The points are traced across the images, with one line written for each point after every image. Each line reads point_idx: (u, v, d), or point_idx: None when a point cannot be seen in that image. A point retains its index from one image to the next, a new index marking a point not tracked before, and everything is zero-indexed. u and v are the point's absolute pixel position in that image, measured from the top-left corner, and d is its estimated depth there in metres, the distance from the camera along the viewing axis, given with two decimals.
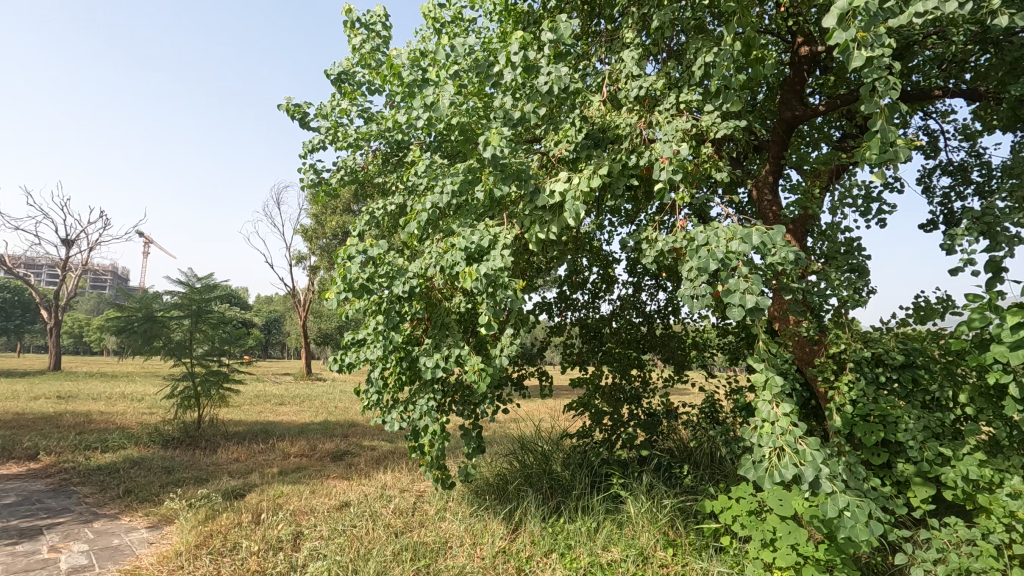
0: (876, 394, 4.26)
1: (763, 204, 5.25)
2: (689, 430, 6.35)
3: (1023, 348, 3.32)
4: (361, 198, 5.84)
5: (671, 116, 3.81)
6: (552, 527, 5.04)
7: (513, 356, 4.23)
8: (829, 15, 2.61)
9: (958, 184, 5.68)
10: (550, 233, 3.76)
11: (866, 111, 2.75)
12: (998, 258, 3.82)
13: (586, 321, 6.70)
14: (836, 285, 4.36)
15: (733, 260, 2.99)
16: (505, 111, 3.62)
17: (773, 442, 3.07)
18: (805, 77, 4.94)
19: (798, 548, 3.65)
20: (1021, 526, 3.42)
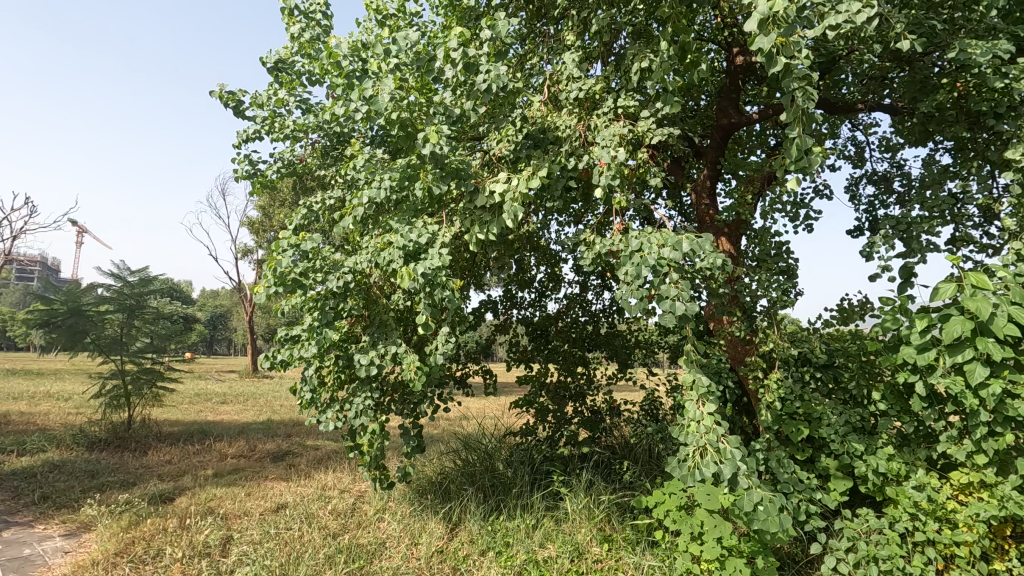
0: (801, 392, 4.46)
1: (701, 208, 5.42)
2: (630, 427, 6.48)
3: (929, 349, 3.57)
4: (301, 191, 5.66)
5: (609, 120, 3.86)
6: (491, 525, 5.05)
7: (451, 355, 4.19)
8: (751, 20, 2.68)
9: (882, 193, 6.01)
10: (488, 233, 3.74)
11: (789, 118, 2.86)
12: (910, 264, 4.09)
13: (533, 320, 6.74)
14: (765, 287, 4.55)
15: (664, 266, 3.05)
16: (444, 107, 3.57)
17: (698, 441, 3.19)
18: (739, 87, 5.14)
19: (723, 541, 3.77)
20: (925, 515, 3.64)
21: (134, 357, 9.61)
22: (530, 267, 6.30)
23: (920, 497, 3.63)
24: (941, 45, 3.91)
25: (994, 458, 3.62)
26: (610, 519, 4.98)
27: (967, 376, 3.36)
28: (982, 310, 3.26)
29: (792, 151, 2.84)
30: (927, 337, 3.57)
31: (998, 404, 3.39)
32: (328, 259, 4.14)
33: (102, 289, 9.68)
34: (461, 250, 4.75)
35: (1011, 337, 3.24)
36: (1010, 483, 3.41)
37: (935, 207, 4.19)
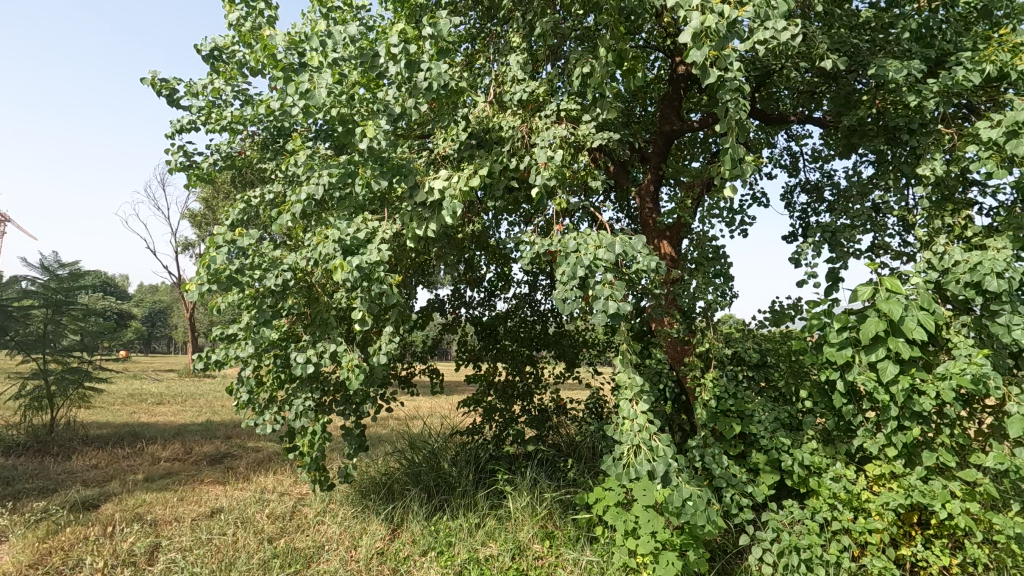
0: (734, 390, 4.64)
1: (644, 212, 5.57)
2: (576, 426, 6.55)
3: (847, 348, 3.81)
4: (241, 184, 5.47)
5: (552, 122, 3.90)
6: (433, 525, 5.04)
7: (393, 354, 4.14)
8: (685, 33, 2.75)
9: (814, 201, 6.33)
10: (430, 232, 3.70)
11: (721, 128, 2.97)
12: (835, 269, 4.34)
13: (481, 320, 6.76)
14: (702, 289, 4.72)
15: (599, 267, 3.12)
16: (384, 104, 3.53)
17: (633, 438, 3.27)
18: (680, 95, 5.32)
19: (656, 535, 3.88)
20: (841, 506, 3.85)
21: (60, 356, 9.01)
22: (479, 266, 6.31)
23: (838, 488, 3.84)
24: (860, 63, 4.16)
25: (903, 451, 3.87)
26: (552, 516, 5.05)
27: (880, 374, 3.61)
28: (892, 312, 3.51)
29: (722, 160, 2.96)
30: (845, 336, 3.82)
31: (907, 400, 3.64)
32: (266, 255, 4.03)
33: (27, 283, 9.06)
34: (406, 248, 4.72)
35: (918, 337, 3.51)
36: (916, 474, 3.65)
37: (857, 216, 4.45)
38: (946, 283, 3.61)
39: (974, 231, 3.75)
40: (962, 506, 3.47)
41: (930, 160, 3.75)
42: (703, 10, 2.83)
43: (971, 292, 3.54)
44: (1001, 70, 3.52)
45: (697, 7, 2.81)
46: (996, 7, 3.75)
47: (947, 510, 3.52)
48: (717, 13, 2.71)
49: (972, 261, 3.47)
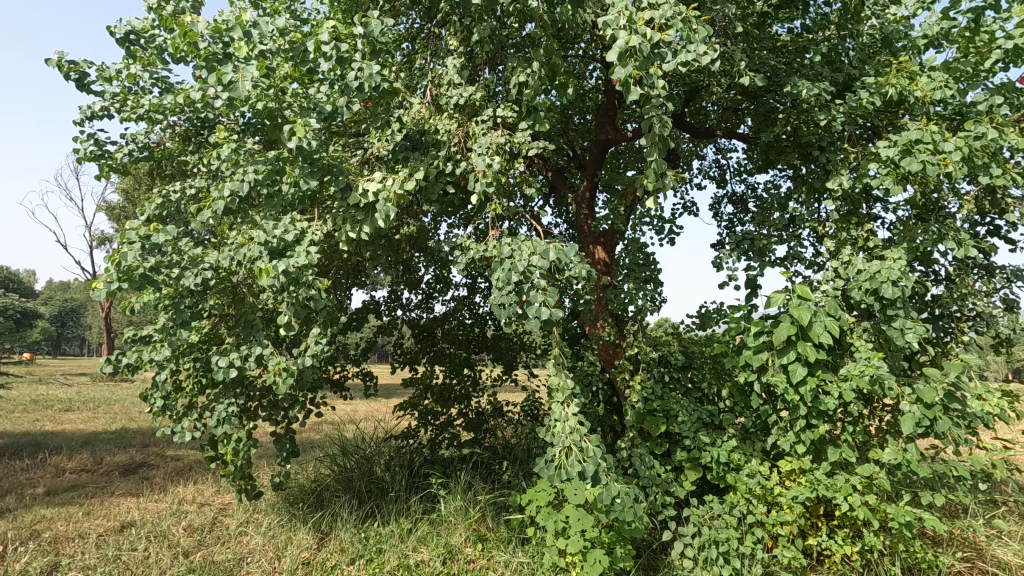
0: (661, 392, 4.82)
1: (580, 217, 5.69)
2: (512, 428, 6.58)
3: (763, 352, 4.04)
4: (160, 177, 5.15)
5: (487, 128, 3.92)
6: (364, 532, 4.93)
7: (321, 358, 4.01)
8: (612, 51, 2.84)
9: (739, 211, 6.66)
10: (362, 233, 3.63)
11: (647, 142, 3.09)
12: (755, 276, 4.60)
13: (419, 322, 6.70)
14: (632, 294, 4.89)
15: (532, 273, 3.14)
16: (314, 100, 3.44)
17: (562, 441, 3.32)
18: (615, 105, 5.48)
19: (586, 535, 3.96)
20: (757, 500, 4.06)
21: None
22: (417, 269, 6.21)
23: (754, 483, 4.05)
24: (778, 84, 4.43)
25: (812, 447, 4.14)
26: (485, 518, 5.05)
27: (791, 375, 3.85)
28: (802, 317, 3.76)
29: (647, 171, 3.08)
30: (762, 341, 4.06)
31: (814, 399, 3.90)
32: (185, 253, 3.81)
33: None
34: (338, 249, 4.60)
35: (824, 341, 3.77)
36: (822, 469, 3.91)
37: (774, 227, 4.73)
38: (849, 290, 3.89)
39: (874, 243, 4.07)
40: (861, 498, 3.75)
41: (837, 177, 4.04)
42: (630, 28, 2.94)
43: (870, 298, 3.84)
44: (897, 96, 3.85)
45: (625, 27, 2.92)
46: (895, 39, 4.11)
47: (849, 502, 3.78)
48: (642, 34, 2.82)
49: (871, 270, 3.76)
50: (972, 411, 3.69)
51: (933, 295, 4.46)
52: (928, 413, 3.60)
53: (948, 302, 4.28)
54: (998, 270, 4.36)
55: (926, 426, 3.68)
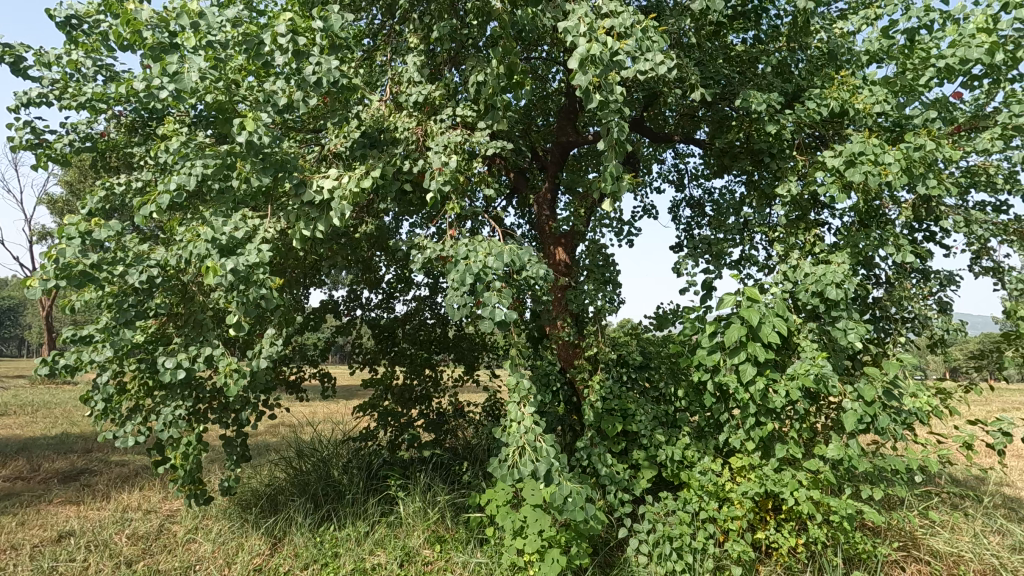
0: (618, 391, 4.89)
1: (542, 218, 5.73)
2: (472, 429, 6.56)
3: (716, 352, 4.16)
4: (104, 169, 4.92)
5: (447, 127, 3.90)
6: (319, 537, 4.83)
7: (275, 359, 3.91)
8: (571, 58, 2.87)
9: (696, 215, 6.83)
10: (316, 231, 3.55)
11: (604, 147, 3.14)
12: (709, 278, 4.72)
13: (379, 322, 6.62)
14: (592, 294, 4.96)
15: (488, 274, 3.14)
16: (267, 95, 3.35)
17: (517, 441, 3.32)
18: (576, 108, 5.54)
19: (543, 534, 3.98)
20: (709, 497, 4.16)
21: None
22: (377, 268, 6.13)
23: (706, 480, 4.15)
24: (732, 93, 4.57)
25: (761, 444, 4.27)
26: (444, 520, 5.02)
27: (741, 375, 3.97)
28: (752, 319, 3.89)
29: (603, 175, 3.13)
30: (714, 341, 4.16)
31: (763, 398, 4.02)
32: (130, 249, 3.65)
33: None
34: (293, 247, 4.49)
35: (773, 341, 3.90)
36: (769, 465, 4.04)
37: (728, 230, 4.86)
38: (796, 293, 4.04)
39: (820, 248, 4.24)
40: (806, 493, 3.89)
41: (786, 183, 4.20)
42: (588, 36, 2.98)
43: (815, 301, 3.99)
44: (841, 107, 4.03)
45: (583, 34, 2.97)
46: (840, 53, 4.29)
47: (795, 496, 3.92)
48: (600, 42, 2.86)
49: (816, 274, 3.91)
50: (907, 408, 3.89)
51: (874, 298, 4.67)
52: (868, 410, 3.76)
53: (887, 305, 4.50)
54: (933, 275, 4.61)
55: (866, 422, 3.85)
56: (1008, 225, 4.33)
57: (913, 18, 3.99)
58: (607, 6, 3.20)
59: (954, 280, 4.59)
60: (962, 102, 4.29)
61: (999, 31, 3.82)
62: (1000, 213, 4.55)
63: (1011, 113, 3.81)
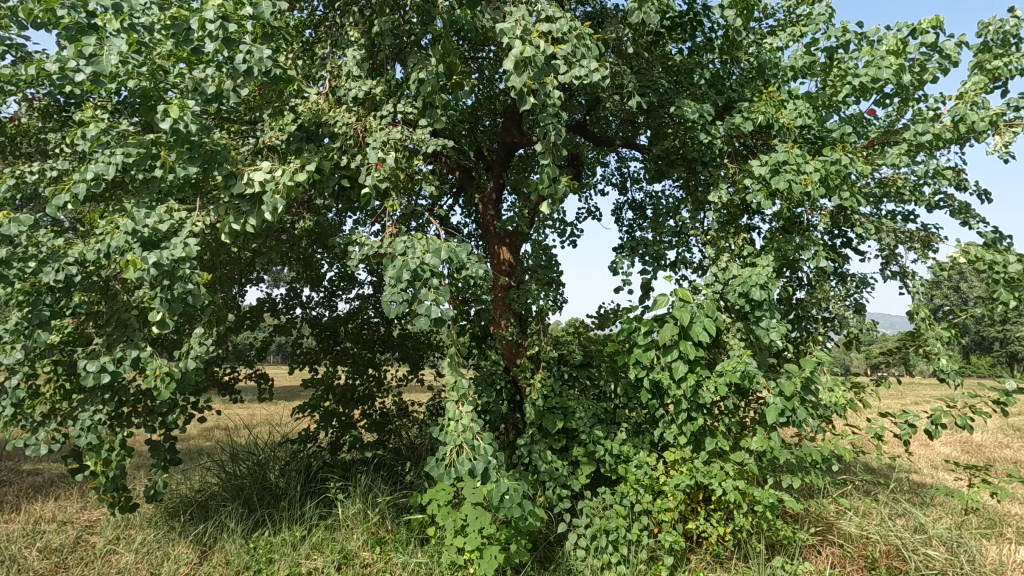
0: (559, 389, 4.96)
1: (486, 218, 5.76)
2: (416, 428, 6.50)
3: (651, 350, 4.31)
4: (14, 156, 4.57)
5: (387, 123, 3.86)
6: (251, 542, 4.68)
7: (204, 359, 3.74)
8: (507, 59, 2.92)
9: (638, 217, 7.02)
10: (247, 226, 3.42)
11: (542, 148, 3.22)
12: (646, 279, 4.89)
13: (320, 321, 6.47)
14: (535, 294, 5.04)
15: (425, 271, 3.13)
16: (196, 83, 3.22)
17: (455, 439, 3.32)
18: (520, 110, 5.60)
19: (483, 532, 4.00)
20: (644, 490, 4.29)
21: None
22: (319, 266, 5.98)
23: (641, 473, 4.27)
24: (667, 100, 4.75)
25: (693, 438, 4.45)
26: (384, 521, 4.96)
27: (673, 372, 4.14)
28: (684, 318, 4.06)
29: (541, 176, 3.19)
30: (649, 340, 4.31)
31: (694, 394, 4.21)
32: (41, 243, 3.41)
33: None
34: (224, 243, 4.32)
35: (703, 339, 4.09)
36: (699, 458, 4.22)
37: (664, 233, 5.05)
38: (725, 293, 4.24)
39: (747, 251, 4.46)
40: (733, 483, 4.08)
41: (717, 190, 4.41)
42: (525, 40, 3.05)
43: (741, 301, 4.21)
44: (767, 120, 4.27)
45: (520, 37, 3.03)
46: (767, 68, 4.55)
47: (722, 487, 4.11)
48: (537, 46, 2.93)
49: (743, 275, 4.13)
50: (824, 402, 4.15)
51: (797, 299, 4.97)
52: (787, 404, 3.99)
53: (809, 305, 4.79)
54: (850, 278, 4.95)
55: (786, 416, 4.08)
56: (914, 233, 4.71)
57: (832, 37, 4.28)
58: (546, 12, 3.27)
59: (868, 283, 4.94)
60: (875, 117, 4.60)
61: (905, 54, 4.15)
62: (907, 222, 4.93)
63: (916, 130, 4.15)
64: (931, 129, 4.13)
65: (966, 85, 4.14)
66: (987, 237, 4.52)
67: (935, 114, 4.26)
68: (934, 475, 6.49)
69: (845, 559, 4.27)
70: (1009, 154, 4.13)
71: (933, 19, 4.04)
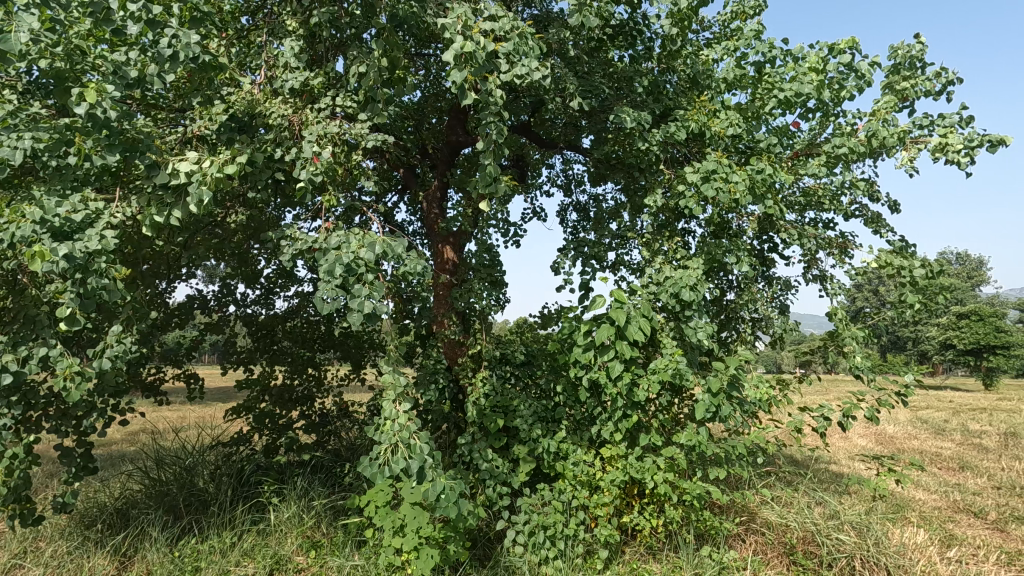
0: (501, 388, 4.99)
1: (430, 216, 5.72)
2: (356, 428, 6.37)
3: (590, 349, 4.41)
4: None
5: (324, 116, 3.78)
6: (175, 551, 4.45)
7: (122, 358, 3.52)
8: (446, 54, 2.92)
9: (581, 219, 7.15)
10: (171, 218, 3.25)
11: (483, 146, 3.25)
12: (586, 279, 5.00)
13: (256, 319, 6.25)
14: (478, 293, 5.06)
15: (359, 267, 3.08)
16: (116, 65, 3.02)
17: (389, 438, 3.27)
18: (465, 109, 5.61)
19: (421, 532, 3.97)
20: (581, 486, 4.38)
21: None
22: (255, 262, 5.75)
23: (578, 470, 4.37)
24: (608, 105, 4.88)
25: (628, 434, 4.59)
26: (320, 524, 4.84)
27: (609, 370, 4.26)
28: (620, 318, 4.18)
29: (482, 175, 3.21)
30: (588, 339, 4.41)
31: (629, 392, 4.34)
32: None
33: None
34: (147, 236, 4.09)
35: (638, 339, 4.23)
36: (633, 454, 4.35)
37: (605, 234, 5.17)
38: (659, 294, 4.40)
39: (682, 253, 4.64)
40: (664, 477, 4.23)
41: (654, 194, 4.57)
42: (465, 36, 3.06)
43: (674, 301, 4.38)
44: (700, 128, 4.46)
45: (460, 33, 3.04)
46: (702, 78, 4.75)
47: (654, 481, 4.25)
48: (476, 43, 2.94)
49: (676, 277, 4.30)
50: (749, 398, 4.38)
51: (727, 300, 5.22)
52: (714, 400, 4.16)
53: (738, 306, 5.04)
54: (775, 280, 5.24)
55: (713, 412, 4.26)
56: (833, 240, 5.03)
57: (760, 52, 4.52)
58: (488, 11, 3.29)
59: (792, 286, 5.24)
60: (800, 130, 4.89)
61: (826, 71, 4.43)
62: (827, 229, 5.26)
63: (833, 143, 4.44)
64: (847, 143, 4.43)
65: (879, 103, 4.47)
66: (896, 244, 4.89)
67: (851, 129, 4.57)
68: (850, 466, 6.97)
69: (766, 546, 4.53)
70: (914, 169, 4.49)
71: (850, 40, 4.34)
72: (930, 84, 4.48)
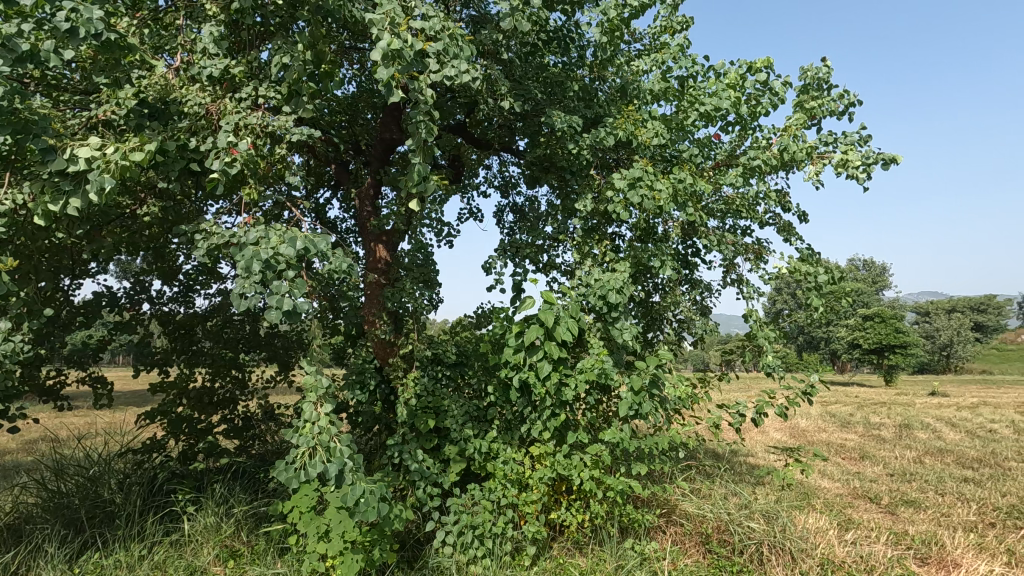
0: (431, 389, 4.96)
1: (362, 213, 5.60)
2: (281, 431, 6.14)
3: (520, 348, 4.46)
4: None
5: (245, 107, 3.63)
6: (74, 567, 4.12)
7: (11, 360, 3.23)
8: (373, 50, 2.87)
9: (518, 221, 7.22)
10: (71, 208, 3.02)
11: (411, 144, 3.23)
12: (518, 280, 5.06)
13: (173, 317, 5.89)
14: (410, 292, 5.00)
15: (278, 263, 2.97)
16: (5, 37, 2.71)
17: (309, 441, 3.17)
18: (399, 105, 5.52)
19: (346, 536, 3.88)
20: (510, 484, 4.43)
21: None
22: (173, 257, 5.44)
23: (508, 469, 4.41)
24: (541, 108, 4.96)
25: (557, 433, 4.69)
26: (240, 532, 4.63)
27: (538, 370, 4.33)
28: (548, 319, 4.26)
29: (410, 174, 3.19)
30: (518, 338, 4.47)
31: (557, 390, 4.43)
32: None
33: None
34: (44, 228, 3.77)
35: (566, 339, 4.33)
36: (561, 451, 4.44)
37: (537, 236, 5.25)
38: (587, 295, 4.51)
39: (610, 256, 4.79)
40: (590, 473, 4.36)
41: (584, 198, 4.70)
42: (393, 33, 3.03)
43: (602, 302, 4.51)
44: (628, 136, 4.62)
45: (387, 29, 3.00)
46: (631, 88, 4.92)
47: (580, 477, 4.37)
48: (404, 40, 2.92)
49: (604, 279, 4.43)
50: (670, 396, 4.58)
51: (653, 302, 5.43)
52: (636, 398, 4.32)
53: (662, 308, 5.26)
54: (697, 284, 5.51)
55: (636, 409, 4.42)
56: (749, 246, 5.35)
57: (684, 67, 4.75)
58: (418, 9, 3.27)
59: (712, 289, 5.53)
60: (720, 141, 5.17)
61: (744, 87, 4.71)
62: (744, 236, 5.58)
63: (749, 155, 4.74)
64: (761, 156, 4.73)
65: (790, 120, 4.80)
66: (804, 252, 5.26)
67: (766, 143, 4.88)
68: (765, 458, 7.44)
69: (685, 536, 4.77)
70: (819, 182, 4.85)
71: (765, 60, 4.65)
72: (834, 105, 4.86)
